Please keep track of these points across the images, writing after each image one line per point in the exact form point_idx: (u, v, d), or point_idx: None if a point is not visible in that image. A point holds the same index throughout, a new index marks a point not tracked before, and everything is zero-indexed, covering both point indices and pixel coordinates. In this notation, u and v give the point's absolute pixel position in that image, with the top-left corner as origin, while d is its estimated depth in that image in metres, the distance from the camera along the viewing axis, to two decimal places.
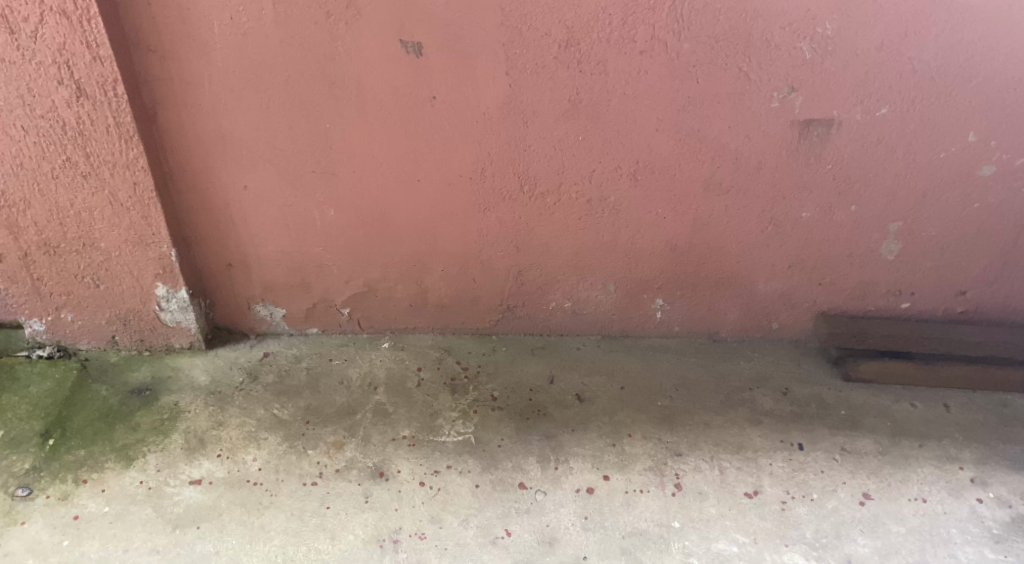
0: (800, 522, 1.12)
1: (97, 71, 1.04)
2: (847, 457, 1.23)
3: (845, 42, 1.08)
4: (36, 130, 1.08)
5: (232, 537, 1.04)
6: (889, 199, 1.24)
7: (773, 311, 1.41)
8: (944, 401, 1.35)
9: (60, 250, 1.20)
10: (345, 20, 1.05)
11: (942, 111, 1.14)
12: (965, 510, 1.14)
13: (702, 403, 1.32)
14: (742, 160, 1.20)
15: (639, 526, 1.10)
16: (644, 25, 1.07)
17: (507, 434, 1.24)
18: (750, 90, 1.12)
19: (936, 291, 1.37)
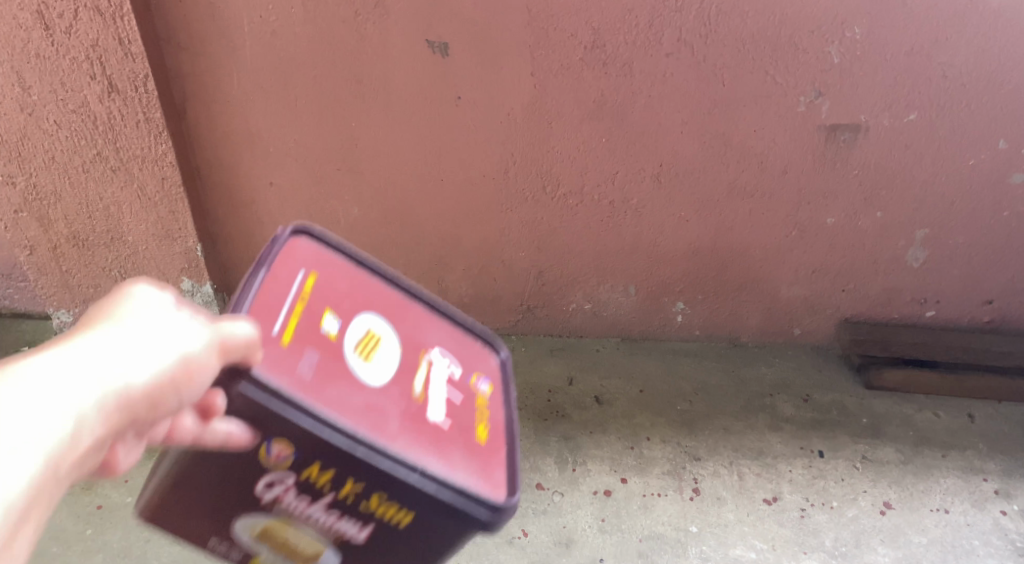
0: (820, 530, 1.11)
1: (129, 67, 1.04)
2: (868, 465, 1.22)
3: (874, 47, 1.06)
4: (69, 125, 1.10)
5: None
6: (917, 205, 1.22)
7: (795, 317, 1.40)
8: (969, 411, 1.33)
9: (89, 243, 1.22)
10: (373, 19, 1.05)
11: (974, 117, 1.12)
12: (988, 522, 1.13)
13: (721, 408, 1.32)
14: (768, 163, 1.18)
15: (656, 530, 1.10)
16: (669, 28, 1.05)
17: (525, 434, 1.24)
18: (777, 93, 1.11)
19: (963, 299, 1.35)
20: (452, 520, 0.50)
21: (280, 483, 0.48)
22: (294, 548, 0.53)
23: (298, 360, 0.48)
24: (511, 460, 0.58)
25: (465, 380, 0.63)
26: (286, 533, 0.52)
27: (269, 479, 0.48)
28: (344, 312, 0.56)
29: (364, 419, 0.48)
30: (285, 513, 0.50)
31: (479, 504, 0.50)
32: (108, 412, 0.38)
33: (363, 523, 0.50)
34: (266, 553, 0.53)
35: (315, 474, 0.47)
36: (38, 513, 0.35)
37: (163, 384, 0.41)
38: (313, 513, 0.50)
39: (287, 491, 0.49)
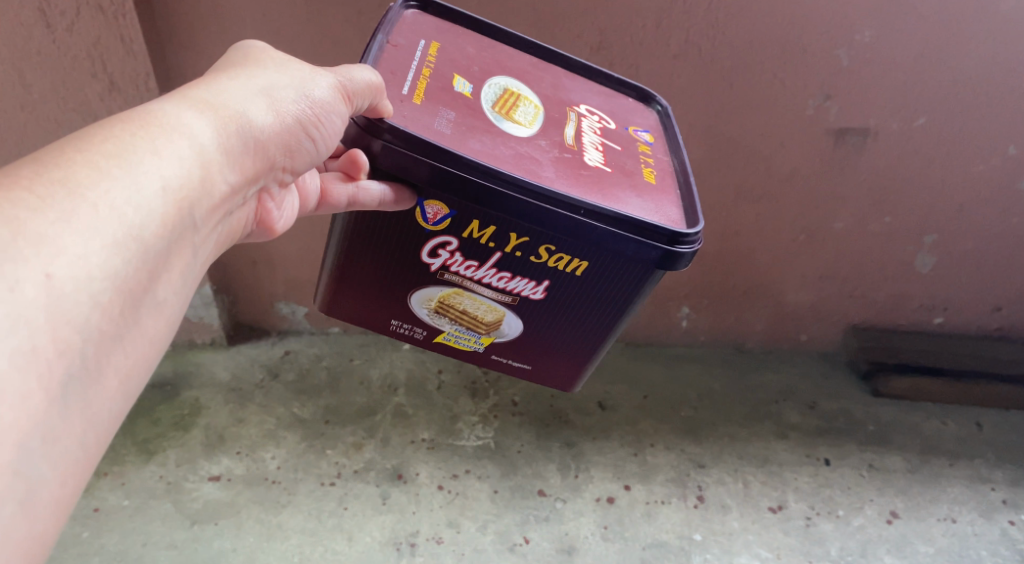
0: (825, 539, 1.12)
1: (130, 66, 1.04)
2: (874, 473, 1.21)
3: (884, 52, 1.03)
4: (68, 123, 1.09)
5: (249, 535, 1.08)
6: (925, 211, 1.21)
7: (802, 323, 1.39)
8: (977, 420, 1.32)
9: None
10: (377, 17, 1.04)
11: (988, 122, 1.10)
12: (995, 532, 1.14)
13: (726, 415, 1.31)
14: (775, 167, 1.17)
15: (660, 537, 1.11)
16: (676, 30, 1.02)
17: (528, 440, 1.24)
18: (785, 97, 1.09)
19: (971, 306, 1.34)
20: (625, 245, 0.62)
21: (444, 243, 0.64)
22: (472, 315, 0.70)
23: (430, 115, 0.61)
24: (684, 200, 0.67)
25: (618, 130, 0.74)
26: (464, 297, 0.69)
27: (433, 245, 0.64)
28: (472, 75, 0.68)
29: (516, 160, 0.61)
30: (457, 284, 0.67)
31: (652, 229, 0.62)
32: (255, 148, 0.56)
33: (518, 272, 0.65)
34: (455, 323, 0.71)
35: (477, 230, 0.62)
36: (218, 214, 0.55)
37: (289, 127, 0.58)
38: (482, 274, 0.66)
39: (456, 256, 0.65)
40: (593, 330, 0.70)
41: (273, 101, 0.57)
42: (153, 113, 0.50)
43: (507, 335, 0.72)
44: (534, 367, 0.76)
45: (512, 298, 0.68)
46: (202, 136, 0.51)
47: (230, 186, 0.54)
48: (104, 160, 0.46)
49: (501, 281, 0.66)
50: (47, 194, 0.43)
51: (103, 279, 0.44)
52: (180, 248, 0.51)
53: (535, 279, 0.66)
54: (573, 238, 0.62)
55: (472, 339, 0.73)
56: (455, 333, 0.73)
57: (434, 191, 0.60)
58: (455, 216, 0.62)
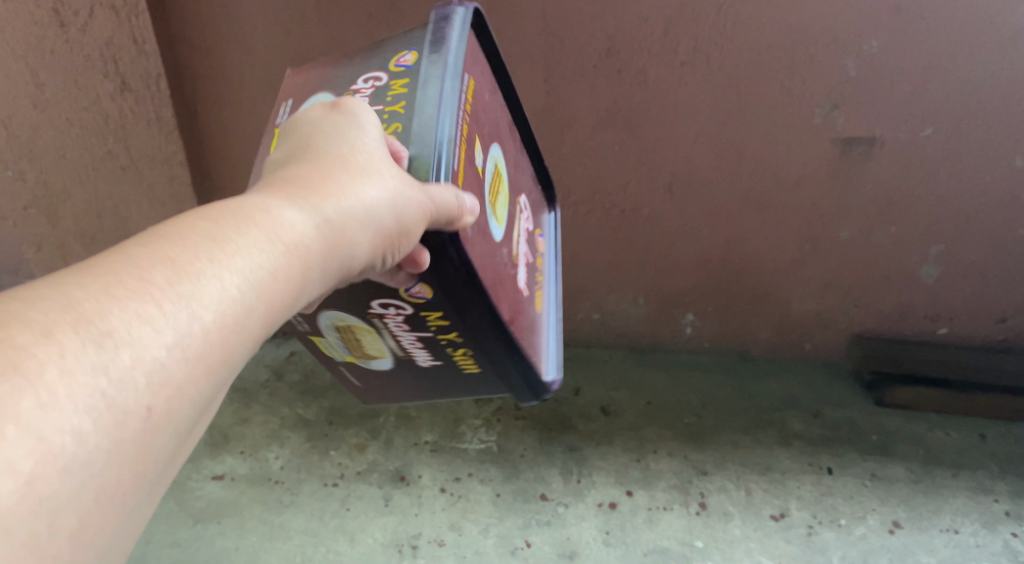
0: (826, 547, 1.12)
1: (143, 66, 1.07)
2: (877, 483, 1.21)
3: (890, 60, 1.03)
4: (81, 122, 1.10)
5: (253, 534, 1.09)
6: (931, 221, 1.20)
7: (807, 331, 1.39)
8: (981, 432, 1.31)
9: (95, 242, 1.26)
10: (387, 22, 1.04)
11: (995, 132, 1.09)
12: (999, 544, 1.13)
13: (729, 422, 1.31)
14: (780, 176, 1.17)
15: (662, 544, 1.11)
16: (685, 37, 1.03)
17: (530, 444, 1.25)
18: (792, 105, 1.09)
19: (975, 318, 1.32)
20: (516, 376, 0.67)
21: (394, 306, 0.61)
22: (362, 347, 0.72)
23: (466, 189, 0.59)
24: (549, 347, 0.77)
25: (529, 235, 0.80)
26: (366, 335, 0.69)
27: (381, 300, 0.61)
28: (485, 138, 0.64)
29: (494, 270, 0.61)
30: (378, 326, 0.66)
31: (534, 378, 0.68)
32: (348, 264, 0.47)
33: (435, 351, 0.67)
34: (340, 340, 0.72)
35: (432, 316, 0.60)
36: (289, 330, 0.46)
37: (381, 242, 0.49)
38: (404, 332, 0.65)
39: (393, 313, 0.62)
40: (426, 387, 0.76)
41: (377, 208, 0.48)
42: (268, 215, 0.42)
43: (374, 366, 0.76)
44: (366, 385, 0.84)
45: (416, 356, 0.70)
46: (304, 244, 0.43)
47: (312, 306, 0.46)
48: (204, 259, 0.38)
49: (411, 344, 0.67)
50: (160, 297, 0.35)
51: (195, 418, 0.36)
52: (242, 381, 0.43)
53: (438, 359, 0.68)
54: (485, 358, 0.65)
55: (343, 353, 0.76)
56: (331, 344, 0.74)
57: (428, 277, 0.55)
58: (432, 301, 0.58)
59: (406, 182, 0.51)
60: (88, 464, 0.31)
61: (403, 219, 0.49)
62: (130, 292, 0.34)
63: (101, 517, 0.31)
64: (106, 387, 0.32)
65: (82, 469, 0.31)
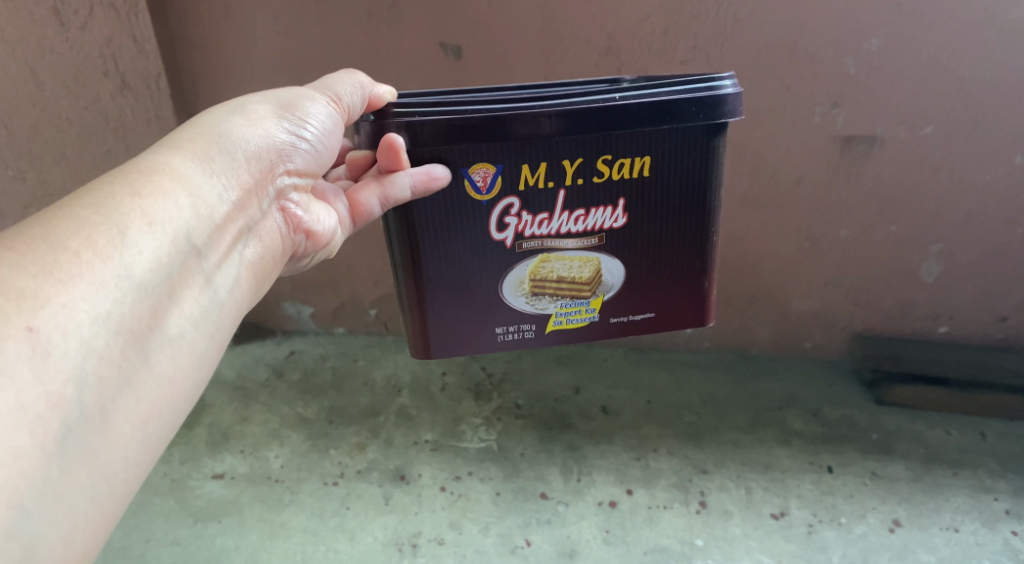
0: (827, 546, 1.12)
1: (142, 65, 1.05)
2: (877, 481, 1.21)
3: (890, 58, 1.03)
4: (80, 122, 1.10)
5: (253, 533, 1.09)
6: (931, 220, 1.20)
7: (807, 330, 1.39)
8: (980, 429, 1.30)
9: None
10: (386, 20, 1.04)
11: (995, 130, 1.09)
12: (999, 542, 1.12)
13: (729, 421, 1.31)
14: (780, 174, 1.17)
15: (662, 542, 1.11)
16: (685, 35, 1.03)
17: (530, 443, 1.25)
18: (792, 104, 1.09)
19: (975, 316, 1.32)
20: (676, 135, 0.72)
21: (507, 212, 0.74)
22: (571, 279, 0.79)
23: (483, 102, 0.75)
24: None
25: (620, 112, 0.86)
26: (557, 265, 0.78)
27: (498, 218, 0.74)
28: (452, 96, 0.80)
29: None
30: (538, 256, 0.77)
31: (686, 103, 0.71)
32: (245, 162, 0.69)
33: (592, 205, 0.75)
34: (557, 297, 0.80)
35: (531, 177, 0.72)
36: (227, 235, 0.67)
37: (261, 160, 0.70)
38: (557, 224, 0.75)
39: (525, 219, 0.74)
40: (688, 244, 0.78)
41: (248, 142, 0.69)
42: (161, 158, 0.64)
43: (611, 287, 0.80)
44: (659, 312, 0.82)
45: (597, 239, 0.77)
46: (181, 184, 0.63)
47: (232, 202, 0.67)
48: (95, 215, 0.57)
49: (578, 222, 0.75)
50: (86, 232, 0.55)
51: (139, 295, 0.57)
52: (189, 279, 0.62)
53: (613, 203, 0.75)
54: (626, 145, 0.72)
55: (584, 309, 0.81)
56: (562, 310, 0.81)
57: (480, 157, 0.71)
58: (502, 169, 0.72)
59: (279, 93, 0.74)
60: (38, 362, 0.49)
61: (301, 116, 0.73)
62: (44, 233, 0.54)
63: (43, 402, 0.49)
64: (30, 286, 0.50)
65: (26, 369, 0.49)
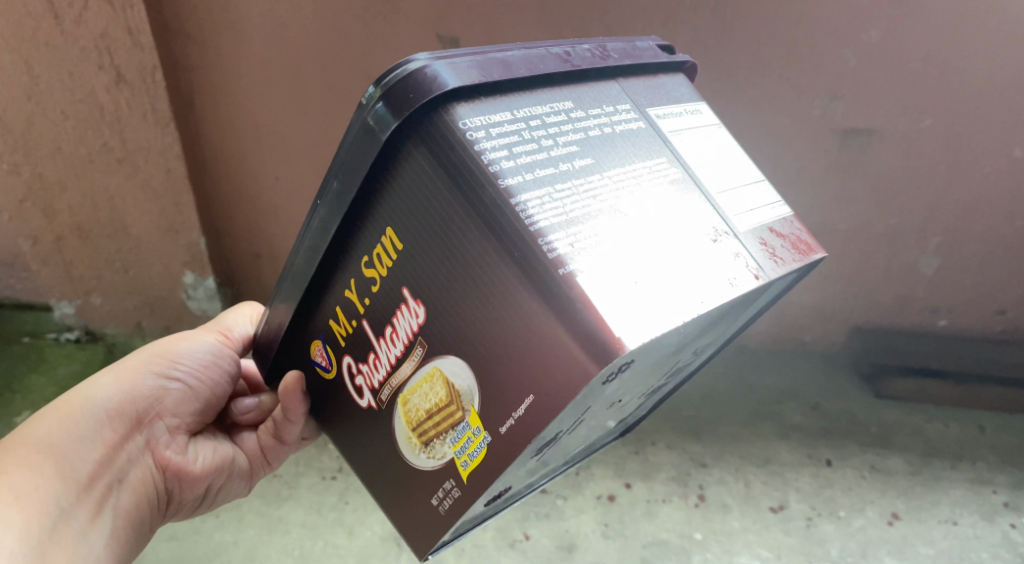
0: (826, 539, 1.12)
1: (138, 58, 1.04)
2: (876, 475, 1.21)
3: (890, 49, 1.03)
4: (75, 115, 1.09)
5: (250, 528, 1.09)
6: (930, 212, 1.19)
7: (807, 324, 1.38)
8: (979, 423, 1.31)
9: (92, 235, 1.26)
10: (382, 13, 1.03)
11: (995, 121, 1.08)
12: (997, 535, 1.13)
13: (728, 415, 1.31)
14: (779, 167, 1.16)
15: (660, 536, 1.12)
16: (683, 27, 1.02)
17: None
18: (792, 97, 1.08)
19: (975, 308, 1.31)
20: (393, 177, 0.51)
21: (357, 376, 0.60)
22: (437, 407, 0.54)
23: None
24: (513, 122, 0.49)
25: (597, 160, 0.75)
26: (413, 401, 0.56)
27: (357, 389, 0.61)
28: None
29: None
30: (396, 396, 0.57)
31: (365, 127, 0.51)
32: (109, 419, 0.75)
33: (390, 316, 0.55)
34: (441, 438, 0.54)
35: (340, 328, 0.60)
36: (95, 491, 0.72)
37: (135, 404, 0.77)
38: (387, 355, 0.57)
39: (363, 370, 0.59)
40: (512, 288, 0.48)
41: (119, 389, 0.77)
42: (28, 430, 0.71)
43: (468, 384, 0.51)
44: (539, 390, 0.47)
45: (420, 348, 0.54)
46: (47, 447, 0.70)
47: (94, 460, 0.73)
48: None
49: (396, 343, 0.56)
50: None
51: None
52: (59, 542, 0.67)
53: (402, 300, 0.54)
54: (363, 223, 0.55)
55: (472, 437, 0.52)
56: (455, 449, 0.53)
57: (309, 340, 0.64)
58: (325, 340, 0.62)
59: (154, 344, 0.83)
60: None
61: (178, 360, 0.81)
62: None
63: None
64: None
65: None
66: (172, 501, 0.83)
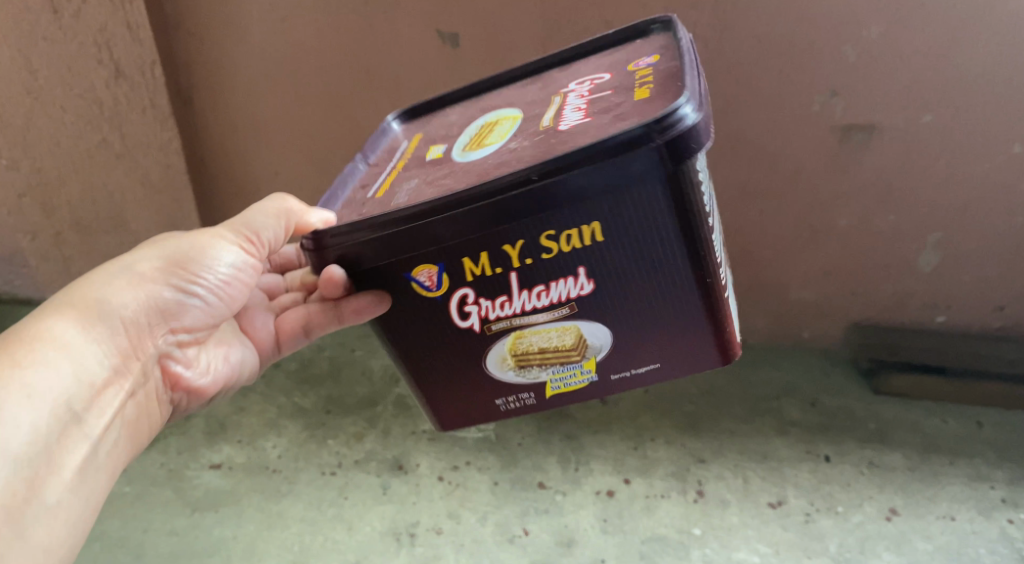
0: (824, 535, 1.13)
1: (137, 52, 1.03)
2: (874, 471, 1.21)
3: (888, 46, 1.03)
4: (74, 109, 1.09)
5: (250, 523, 1.10)
6: (930, 209, 1.19)
7: (804, 321, 1.39)
8: (977, 419, 1.30)
9: (92, 231, 1.26)
10: (381, 8, 1.03)
11: (994, 118, 1.08)
12: (995, 531, 1.13)
13: (727, 411, 1.31)
14: (778, 164, 1.17)
15: (659, 531, 1.12)
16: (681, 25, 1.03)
17: (527, 433, 1.26)
18: (790, 93, 1.09)
19: (975, 305, 1.31)
20: (628, 194, 0.54)
21: (464, 307, 0.63)
22: (555, 348, 0.67)
23: (393, 203, 0.62)
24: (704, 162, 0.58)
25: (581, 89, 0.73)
26: (531, 340, 0.66)
27: (460, 315, 0.63)
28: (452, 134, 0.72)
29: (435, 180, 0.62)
30: (514, 330, 0.65)
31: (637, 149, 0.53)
32: (123, 327, 0.70)
33: (548, 279, 0.60)
34: (545, 365, 0.68)
35: (475, 267, 0.60)
36: (107, 397, 0.69)
37: (150, 312, 0.71)
38: (520, 301, 0.62)
39: (484, 304, 0.62)
40: (674, 298, 0.61)
41: (136, 292, 0.70)
42: (41, 320, 0.66)
43: (601, 347, 0.66)
44: (665, 362, 0.67)
45: (569, 309, 0.62)
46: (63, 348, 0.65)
47: (108, 368, 0.68)
48: None
49: (540, 296, 0.62)
50: None
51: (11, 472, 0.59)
52: (68, 446, 0.64)
53: (573, 274, 0.60)
54: (567, 213, 0.56)
55: (578, 371, 0.69)
56: (556, 376, 0.70)
57: (417, 260, 0.59)
58: (441, 267, 0.60)
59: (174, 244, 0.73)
60: None
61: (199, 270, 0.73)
62: None
63: None
64: None
65: None
66: (179, 407, 0.81)
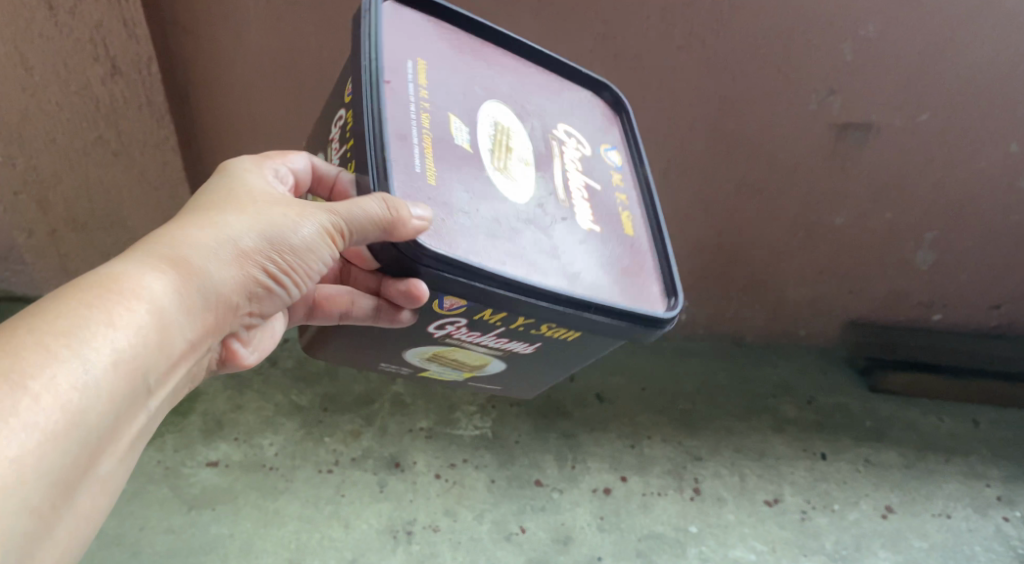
0: (821, 532, 1.13)
1: (133, 49, 1.03)
2: (870, 468, 1.22)
3: (886, 45, 1.03)
4: (70, 106, 1.08)
5: (247, 521, 1.10)
6: (926, 207, 1.20)
7: (800, 319, 1.38)
8: (974, 417, 1.33)
9: (88, 227, 1.27)
10: None
11: (991, 118, 1.08)
12: (989, 529, 1.15)
13: (723, 409, 1.31)
14: (776, 161, 1.16)
15: (655, 529, 1.12)
16: (680, 22, 1.02)
17: (525, 430, 1.25)
18: (788, 91, 1.08)
19: (970, 303, 1.32)
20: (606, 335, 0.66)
21: (445, 325, 0.65)
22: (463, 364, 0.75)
23: (455, 223, 0.58)
24: None
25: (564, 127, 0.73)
26: (457, 354, 0.72)
27: (436, 326, 0.66)
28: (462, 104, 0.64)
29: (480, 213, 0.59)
30: (457, 343, 0.69)
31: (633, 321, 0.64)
32: (212, 302, 0.60)
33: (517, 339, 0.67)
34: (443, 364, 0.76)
35: (487, 315, 0.62)
36: (177, 370, 0.61)
37: (240, 287, 0.62)
38: (483, 339, 0.67)
39: (458, 329, 0.66)
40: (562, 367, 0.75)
41: (232, 262, 0.60)
42: (136, 272, 0.56)
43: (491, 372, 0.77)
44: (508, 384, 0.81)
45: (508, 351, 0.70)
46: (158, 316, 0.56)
47: (188, 343, 0.60)
48: (55, 342, 0.51)
49: (499, 340, 0.67)
50: (46, 366, 0.50)
51: (83, 445, 0.52)
52: (132, 417, 0.57)
53: (531, 342, 0.68)
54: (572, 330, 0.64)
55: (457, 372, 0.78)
56: (440, 368, 0.78)
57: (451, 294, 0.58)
58: (468, 307, 0.61)
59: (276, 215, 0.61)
60: None
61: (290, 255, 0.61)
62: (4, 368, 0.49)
63: None
64: None
65: None
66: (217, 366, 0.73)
